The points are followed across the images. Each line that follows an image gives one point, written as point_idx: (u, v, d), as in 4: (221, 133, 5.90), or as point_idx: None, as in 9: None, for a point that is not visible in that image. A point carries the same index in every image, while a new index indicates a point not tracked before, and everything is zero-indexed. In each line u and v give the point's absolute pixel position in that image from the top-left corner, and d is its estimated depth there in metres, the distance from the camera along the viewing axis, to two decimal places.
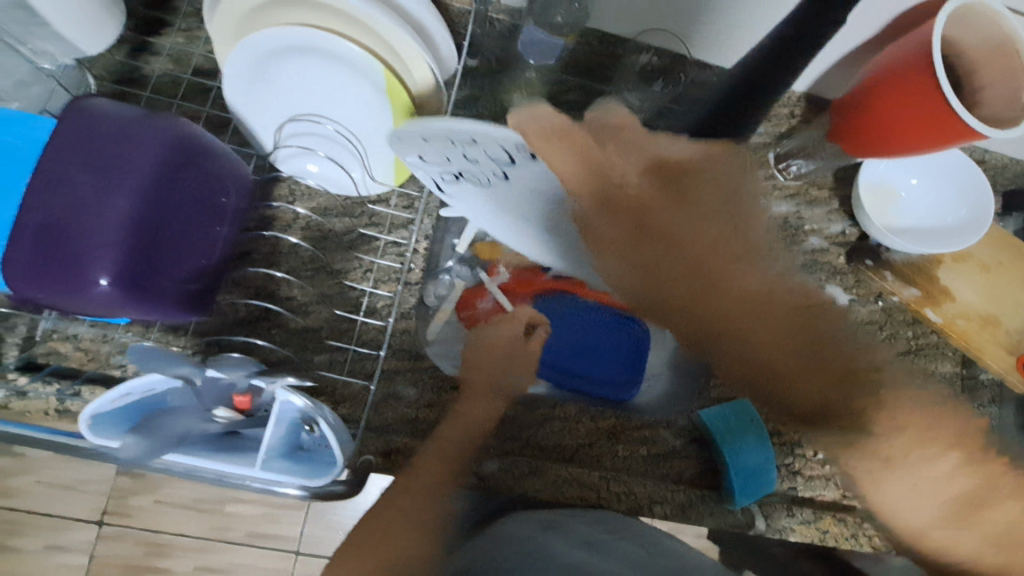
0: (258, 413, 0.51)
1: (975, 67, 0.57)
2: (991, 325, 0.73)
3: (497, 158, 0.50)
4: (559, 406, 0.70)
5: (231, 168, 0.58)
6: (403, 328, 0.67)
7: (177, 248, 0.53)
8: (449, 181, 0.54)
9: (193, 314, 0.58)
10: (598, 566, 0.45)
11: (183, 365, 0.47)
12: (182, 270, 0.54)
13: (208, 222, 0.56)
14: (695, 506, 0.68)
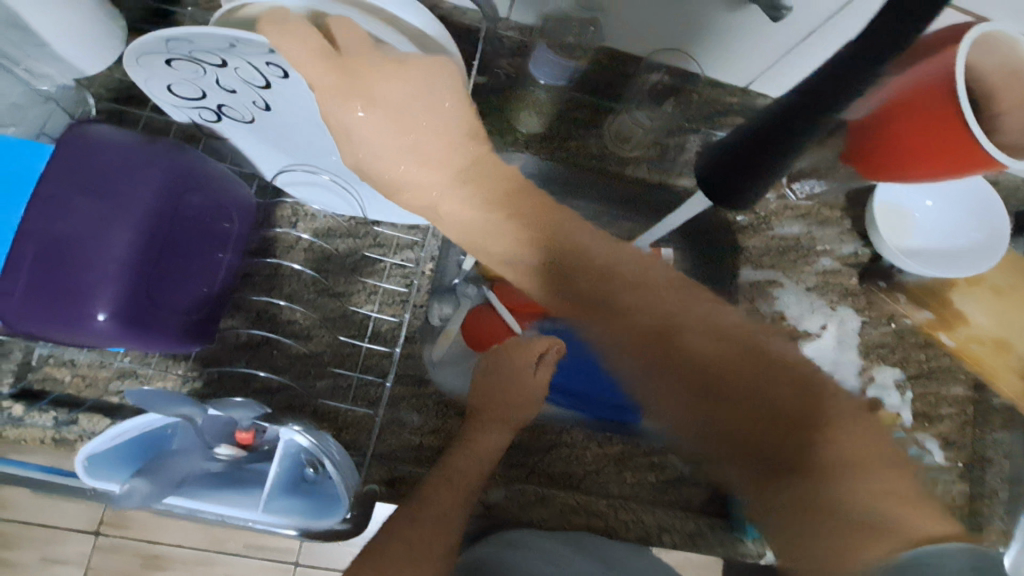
0: (262, 448, 0.51)
1: (993, 92, 0.56)
2: (1003, 350, 0.74)
3: (247, 82, 0.48)
4: (566, 431, 0.68)
5: (234, 197, 0.57)
6: (408, 353, 0.66)
7: (179, 276, 0.53)
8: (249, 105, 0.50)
9: (196, 345, 0.56)
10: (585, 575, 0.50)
11: (186, 405, 0.45)
12: (183, 299, 0.53)
13: (208, 248, 0.55)
14: (705, 536, 0.66)
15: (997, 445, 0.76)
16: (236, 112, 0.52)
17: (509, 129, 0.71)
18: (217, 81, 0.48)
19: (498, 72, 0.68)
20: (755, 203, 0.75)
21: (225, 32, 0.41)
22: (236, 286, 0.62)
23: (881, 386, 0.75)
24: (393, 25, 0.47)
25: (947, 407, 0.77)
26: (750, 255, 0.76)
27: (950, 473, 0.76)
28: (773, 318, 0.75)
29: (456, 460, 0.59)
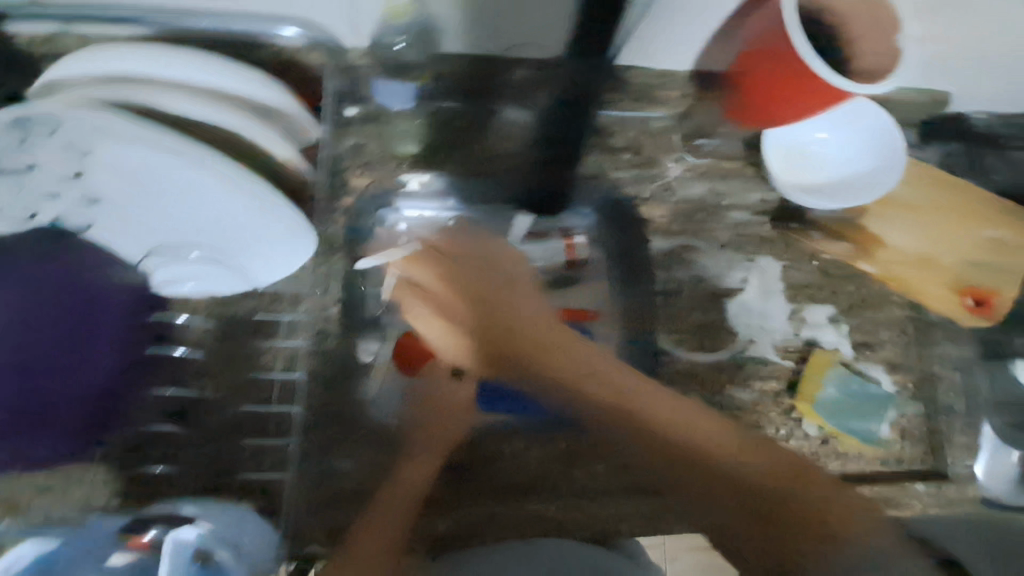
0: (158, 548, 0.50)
1: (845, 22, 0.55)
2: (928, 264, 0.74)
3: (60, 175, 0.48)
4: (508, 444, 0.68)
5: (104, 286, 0.55)
6: (327, 401, 0.65)
7: (48, 387, 0.53)
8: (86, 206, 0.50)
9: (87, 449, 0.55)
10: None
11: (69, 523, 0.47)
12: (60, 408, 0.53)
13: (79, 351, 0.54)
14: (663, 515, 0.67)
15: (942, 360, 0.75)
16: (75, 220, 0.52)
17: (389, 154, 0.71)
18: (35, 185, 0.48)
19: (366, 100, 0.68)
20: (654, 172, 0.76)
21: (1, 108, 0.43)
22: (140, 383, 0.58)
23: (814, 326, 0.74)
24: (161, 71, 0.45)
25: (886, 331, 0.75)
26: (658, 225, 0.76)
27: (903, 397, 0.74)
28: (690, 283, 0.75)
29: (388, 492, 0.64)
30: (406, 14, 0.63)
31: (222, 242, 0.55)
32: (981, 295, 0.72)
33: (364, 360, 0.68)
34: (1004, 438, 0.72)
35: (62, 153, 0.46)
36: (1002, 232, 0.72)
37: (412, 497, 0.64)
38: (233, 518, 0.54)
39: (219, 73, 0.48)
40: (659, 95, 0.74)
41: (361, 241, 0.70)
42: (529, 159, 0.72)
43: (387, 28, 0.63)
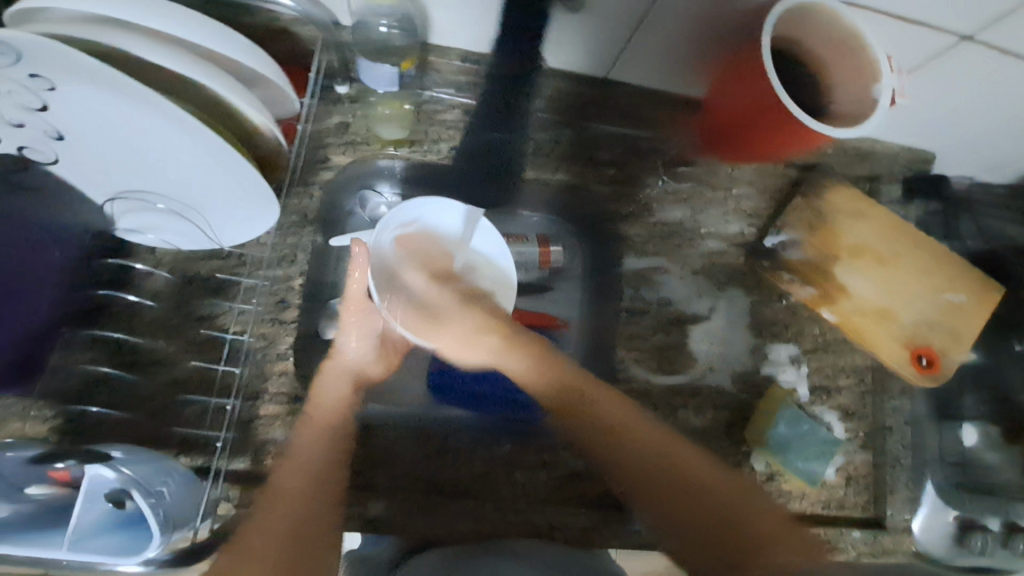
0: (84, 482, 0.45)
1: (825, 66, 0.58)
2: (887, 320, 0.73)
3: (23, 106, 0.42)
4: (451, 437, 0.67)
5: (49, 226, 0.53)
6: (281, 370, 0.64)
7: None
8: (52, 138, 0.46)
9: (18, 386, 0.53)
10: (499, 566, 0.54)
11: None
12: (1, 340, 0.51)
13: (30, 288, 0.52)
14: (598, 530, 0.67)
15: (897, 412, 0.76)
16: (39, 152, 0.48)
17: (374, 136, 0.71)
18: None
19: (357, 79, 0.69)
20: (637, 191, 0.77)
21: (21, 48, 0.37)
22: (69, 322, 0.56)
23: (774, 363, 0.76)
24: (157, 26, 0.43)
25: (845, 377, 0.76)
26: (632, 243, 0.76)
27: (852, 443, 0.75)
28: (656, 305, 0.75)
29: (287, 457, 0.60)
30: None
31: (188, 200, 0.54)
32: (932, 355, 0.72)
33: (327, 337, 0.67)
34: (944, 497, 0.74)
35: (32, 87, 0.41)
36: (962, 295, 0.73)
37: (320, 480, 0.59)
38: (154, 460, 0.48)
39: (203, 28, 0.45)
40: (647, 115, 0.75)
41: (334, 218, 0.70)
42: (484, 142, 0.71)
43: (373, 10, 0.60)
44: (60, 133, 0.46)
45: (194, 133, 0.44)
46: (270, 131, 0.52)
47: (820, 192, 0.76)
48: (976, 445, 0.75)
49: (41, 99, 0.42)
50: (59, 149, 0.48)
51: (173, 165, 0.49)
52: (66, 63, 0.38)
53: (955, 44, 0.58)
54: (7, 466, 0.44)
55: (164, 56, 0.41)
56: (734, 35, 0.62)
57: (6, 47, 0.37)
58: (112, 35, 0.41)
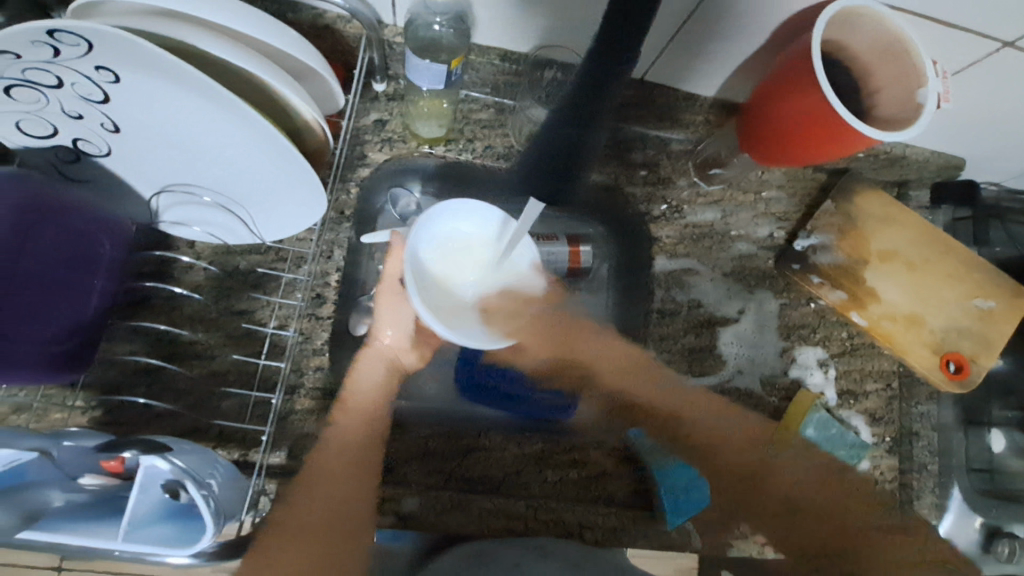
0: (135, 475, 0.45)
1: (868, 70, 0.59)
2: (916, 325, 0.73)
3: (85, 98, 0.44)
4: (484, 434, 0.68)
5: (99, 217, 0.55)
6: (316, 365, 0.65)
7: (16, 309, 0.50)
8: (107, 130, 0.47)
9: (67, 376, 0.54)
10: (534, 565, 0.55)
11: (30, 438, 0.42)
12: (47, 330, 0.51)
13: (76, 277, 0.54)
14: (627, 529, 0.66)
15: (925, 418, 0.76)
16: (92, 144, 0.48)
17: (410, 134, 0.72)
18: (58, 107, 0.44)
19: (396, 78, 0.70)
20: (667, 192, 0.77)
21: (86, 34, 0.37)
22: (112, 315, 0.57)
23: (802, 366, 0.76)
24: (216, 19, 0.43)
25: (873, 382, 0.76)
26: (663, 245, 0.76)
27: (879, 449, 0.74)
28: (687, 306, 0.76)
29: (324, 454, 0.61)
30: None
31: (234, 192, 0.55)
32: (961, 360, 0.72)
33: (358, 333, 0.66)
34: (971, 505, 0.74)
35: (95, 79, 0.42)
36: (992, 302, 0.74)
37: (359, 466, 0.61)
38: (198, 450, 0.48)
39: (261, 23, 0.46)
40: (681, 117, 0.75)
41: (368, 213, 0.70)
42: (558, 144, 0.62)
43: (427, 7, 0.60)
44: (115, 125, 0.46)
45: (249, 125, 0.45)
46: (318, 126, 0.52)
47: (850, 197, 0.77)
48: (1002, 451, 0.76)
49: (100, 90, 0.43)
50: (113, 142, 0.49)
51: (223, 158, 0.50)
52: (130, 54, 0.39)
53: (998, 50, 0.58)
54: (68, 456, 0.43)
55: (224, 48, 0.42)
56: (777, 38, 0.62)
57: (71, 35, 0.38)
58: (174, 26, 0.41)
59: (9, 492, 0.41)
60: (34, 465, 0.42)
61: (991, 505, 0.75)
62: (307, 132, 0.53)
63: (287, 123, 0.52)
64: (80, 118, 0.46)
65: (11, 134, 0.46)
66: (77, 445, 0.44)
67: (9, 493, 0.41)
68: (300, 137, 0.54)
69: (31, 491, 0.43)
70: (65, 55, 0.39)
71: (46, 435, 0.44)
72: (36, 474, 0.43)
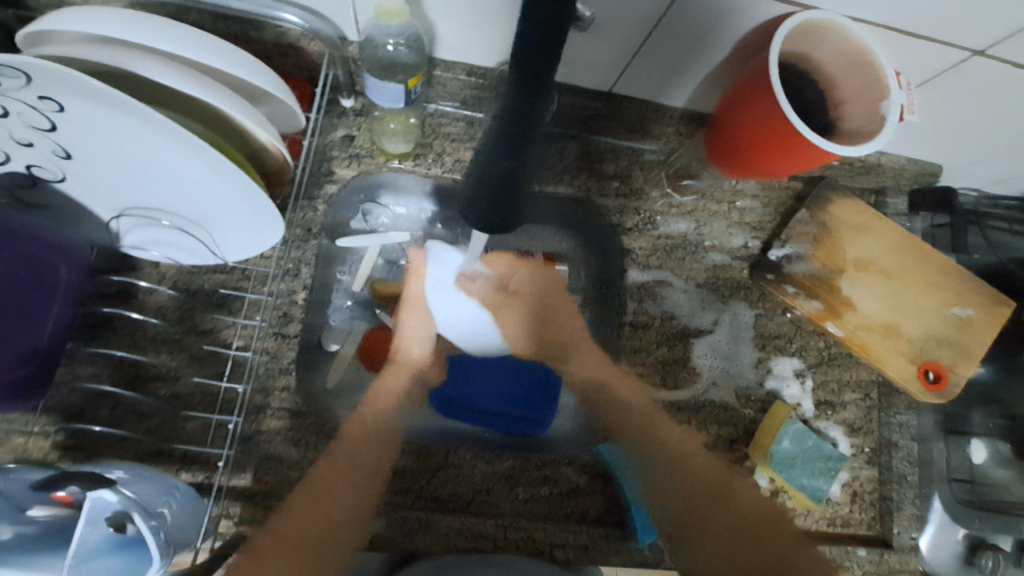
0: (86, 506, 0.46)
1: (836, 82, 0.59)
2: (893, 335, 0.72)
3: (33, 127, 0.43)
4: (454, 452, 0.67)
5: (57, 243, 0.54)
6: (282, 385, 0.64)
7: None
8: (57, 157, 0.47)
9: (28, 402, 0.54)
10: None
11: None
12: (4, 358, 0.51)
13: (32, 305, 0.53)
14: (598, 547, 0.66)
15: (903, 428, 0.75)
16: (46, 169, 0.48)
17: (378, 149, 0.71)
18: (7, 135, 0.44)
19: (362, 94, 0.69)
20: (640, 204, 0.77)
21: (23, 66, 0.37)
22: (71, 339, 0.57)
23: (778, 377, 0.75)
24: (163, 46, 0.43)
25: (851, 392, 0.75)
26: (636, 256, 0.76)
27: (857, 460, 0.74)
28: (660, 318, 0.75)
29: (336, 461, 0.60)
30: (406, 16, 0.52)
31: (193, 214, 0.54)
32: (939, 370, 0.71)
33: (330, 349, 0.68)
34: (953, 515, 0.73)
35: (41, 107, 0.41)
36: (970, 310, 0.73)
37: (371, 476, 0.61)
38: (154, 478, 0.48)
39: (213, 50, 0.45)
40: (652, 129, 0.74)
41: (339, 227, 0.71)
42: (497, 172, 0.48)
43: (381, 29, 0.58)
44: (66, 152, 0.47)
45: (199, 152, 0.44)
46: (276, 148, 0.52)
47: (824, 205, 0.76)
48: (985, 460, 0.77)
49: (47, 120, 0.43)
50: (67, 169, 0.49)
51: (177, 183, 0.50)
52: (69, 82, 0.39)
53: (966, 59, 0.58)
54: (15, 488, 0.44)
55: (169, 76, 0.42)
56: (743, 51, 0.62)
57: (10, 69, 0.37)
58: (118, 54, 0.41)
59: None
60: None
61: (972, 516, 0.74)
62: (267, 153, 0.53)
63: (246, 145, 0.51)
64: (29, 145, 0.46)
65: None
66: (24, 477, 0.45)
67: None
68: (261, 159, 0.54)
69: None
70: (7, 86, 0.39)
71: None
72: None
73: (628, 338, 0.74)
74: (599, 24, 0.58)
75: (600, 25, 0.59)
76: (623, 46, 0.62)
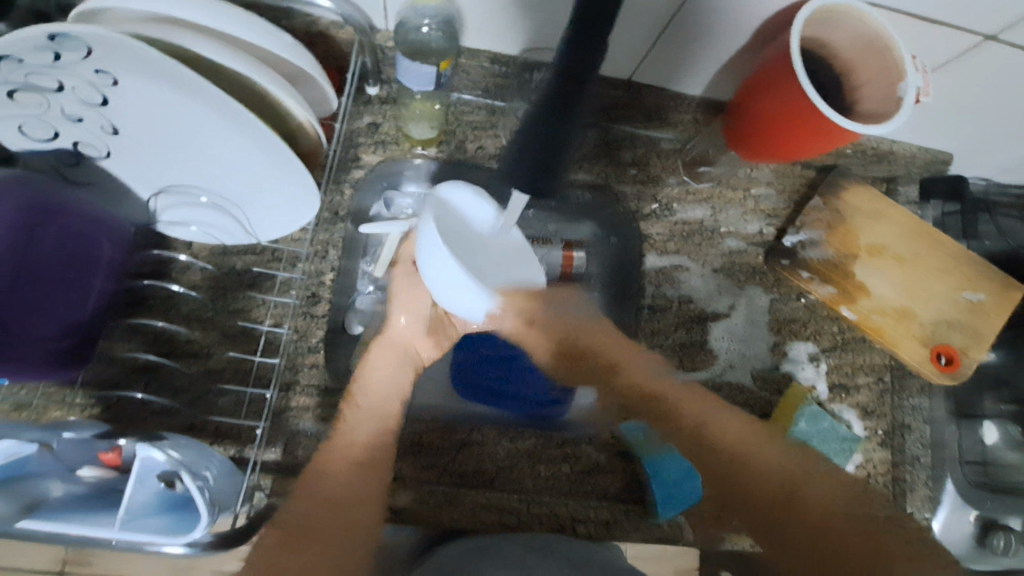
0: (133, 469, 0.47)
1: (851, 67, 0.60)
2: (906, 318, 0.74)
3: (86, 102, 0.45)
4: (477, 430, 0.69)
5: (99, 219, 0.56)
6: (311, 363, 0.66)
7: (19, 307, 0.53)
8: (105, 133, 0.49)
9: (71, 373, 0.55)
10: (529, 556, 0.56)
11: (31, 430, 0.43)
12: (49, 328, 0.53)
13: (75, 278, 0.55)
14: (620, 523, 0.68)
15: (916, 411, 0.76)
16: (93, 146, 0.50)
17: (403, 136, 0.73)
18: (60, 111, 0.46)
19: (388, 82, 0.71)
20: (658, 191, 0.78)
21: (82, 39, 0.39)
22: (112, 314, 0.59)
23: (793, 361, 0.76)
24: (211, 25, 0.45)
25: (864, 376, 0.77)
26: (654, 242, 0.78)
27: (870, 441, 0.75)
28: (678, 302, 0.76)
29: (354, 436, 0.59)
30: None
31: (230, 192, 0.56)
32: (952, 353, 0.73)
33: (353, 331, 0.68)
34: (965, 497, 0.75)
35: (95, 82, 0.43)
36: (982, 295, 0.74)
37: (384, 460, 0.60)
38: (195, 444, 0.49)
39: (256, 31, 0.47)
40: (669, 117, 0.76)
41: (362, 213, 0.71)
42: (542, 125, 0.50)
43: (417, 12, 0.61)
44: (114, 127, 0.48)
45: (242, 126, 0.46)
46: (312, 128, 0.54)
47: (837, 192, 0.78)
48: (996, 443, 0.79)
49: (98, 94, 0.44)
50: (114, 145, 0.50)
51: (216, 160, 0.51)
52: (126, 55, 0.40)
53: (979, 44, 0.59)
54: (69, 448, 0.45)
55: (219, 52, 0.43)
56: (760, 39, 0.64)
57: (68, 40, 0.39)
58: (171, 31, 0.43)
59: (8, 482, 0.42)
60: (35, 456, 0.43)
61: (985, 498, 0.75)
62: (300, 134, 0.55)
63: (281, 125, 0.53)
64: (80, 121, 0.47)
65: (13, 138, 0.47)
66: (76, 437, 0.45)
67: (10, 483, 0.42)
68: (296, 140, 0.56)
69: (29, 482, 0.43)
70: (65, 60, 0.41)
71: (48, 426, 0.45)
72: (36, 466, 0.44)
73: (648, 322, 0.75)
74: (622, 11, 0.60)
75: (622, 14, 0.60)
76: (644, 33, 0.64)
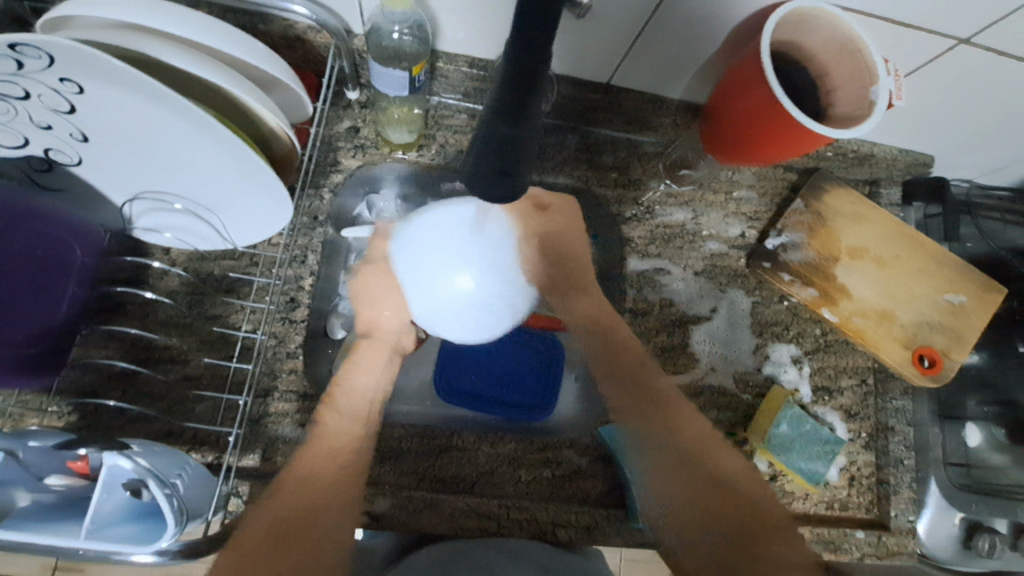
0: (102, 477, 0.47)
1: (826, 70, 0.61)
2: (887, 321, 0.74)
3: (52, 109, 0.45)
4: (458, 435, 0.69)
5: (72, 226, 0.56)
6: (289, 368, 0.65)
7: None
8: (74, 140, 0.49)
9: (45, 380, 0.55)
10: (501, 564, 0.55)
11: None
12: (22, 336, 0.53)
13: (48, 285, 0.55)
14: (602, 528, 0.66)
15: (899, 413, 0.76)
16: (63, 152, 0.50)
17: (383, 141, 0.73)
18: (28, 118, 0.45)
19: (367, 86, 0.72)
20: (639, 193, 0.78)
21: (44, 48, 0.39)
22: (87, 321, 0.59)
23: (776, 363, 0.76)
24: (178, 32, 0.45)
25: (847, 378, 0.77)
26: (635, 245, 0.78)
27: (854, 444, 0.75)
28: (660, 305, 0.77)
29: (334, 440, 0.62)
30: (410, 5, 0.54)
31: (204, 198, 0.56)
32: (934, 355, 0.73)
33: (335, 336, 0.69)
34: (949, 500, 0.75)
35: (60, 89, 0.43)
36: (962, 296, 0.74)
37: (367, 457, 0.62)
38: (166, 451, 0.49)
39: (224, 36, 0.47)
40: (650, 120, 0.76)
41: (345, 215, 0.73)
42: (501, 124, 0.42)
43: (384, 16, 0.60)
44: (83, 134, 0.48)
45: (210, 132, 0.46)
46: (285, 133, 0.54)
47: (818, 195, 0.78)
48: (979, 445, 0.79)
49: (64, 101, 0.44)
50: (84, 151, 0.50)
51: (188, 166, 0.51)
52: (89, 63, 0.40)
53: (952, 47, 0.60)
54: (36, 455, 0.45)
55: (184, 59, 0.43)
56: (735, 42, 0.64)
57: (30, 49, 0.38)
58: (135, 38, 0.42)
59: None
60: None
61: (969, 500, 0.75)
62: (274, 140, 0.55)
63: (253, 131, 0.53)
64: (49, 128, 0.47)
65: None
66: (42, 445, 0.45)
67: None
68: (269, 145, 0.55)
69: None
70: (28, 68, 0.40)
71: (12, 435, 0.45)
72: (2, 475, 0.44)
73: (629, 325, 0.75)
74: (597, 16, 0.60)
75: (597, 18, 0.60)
76: (620, 37, 0.64)
